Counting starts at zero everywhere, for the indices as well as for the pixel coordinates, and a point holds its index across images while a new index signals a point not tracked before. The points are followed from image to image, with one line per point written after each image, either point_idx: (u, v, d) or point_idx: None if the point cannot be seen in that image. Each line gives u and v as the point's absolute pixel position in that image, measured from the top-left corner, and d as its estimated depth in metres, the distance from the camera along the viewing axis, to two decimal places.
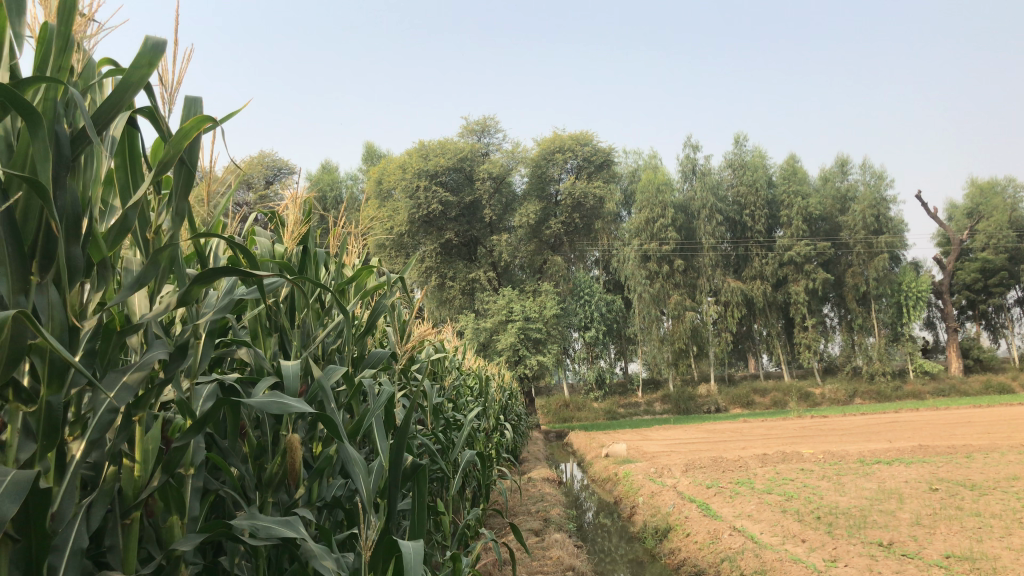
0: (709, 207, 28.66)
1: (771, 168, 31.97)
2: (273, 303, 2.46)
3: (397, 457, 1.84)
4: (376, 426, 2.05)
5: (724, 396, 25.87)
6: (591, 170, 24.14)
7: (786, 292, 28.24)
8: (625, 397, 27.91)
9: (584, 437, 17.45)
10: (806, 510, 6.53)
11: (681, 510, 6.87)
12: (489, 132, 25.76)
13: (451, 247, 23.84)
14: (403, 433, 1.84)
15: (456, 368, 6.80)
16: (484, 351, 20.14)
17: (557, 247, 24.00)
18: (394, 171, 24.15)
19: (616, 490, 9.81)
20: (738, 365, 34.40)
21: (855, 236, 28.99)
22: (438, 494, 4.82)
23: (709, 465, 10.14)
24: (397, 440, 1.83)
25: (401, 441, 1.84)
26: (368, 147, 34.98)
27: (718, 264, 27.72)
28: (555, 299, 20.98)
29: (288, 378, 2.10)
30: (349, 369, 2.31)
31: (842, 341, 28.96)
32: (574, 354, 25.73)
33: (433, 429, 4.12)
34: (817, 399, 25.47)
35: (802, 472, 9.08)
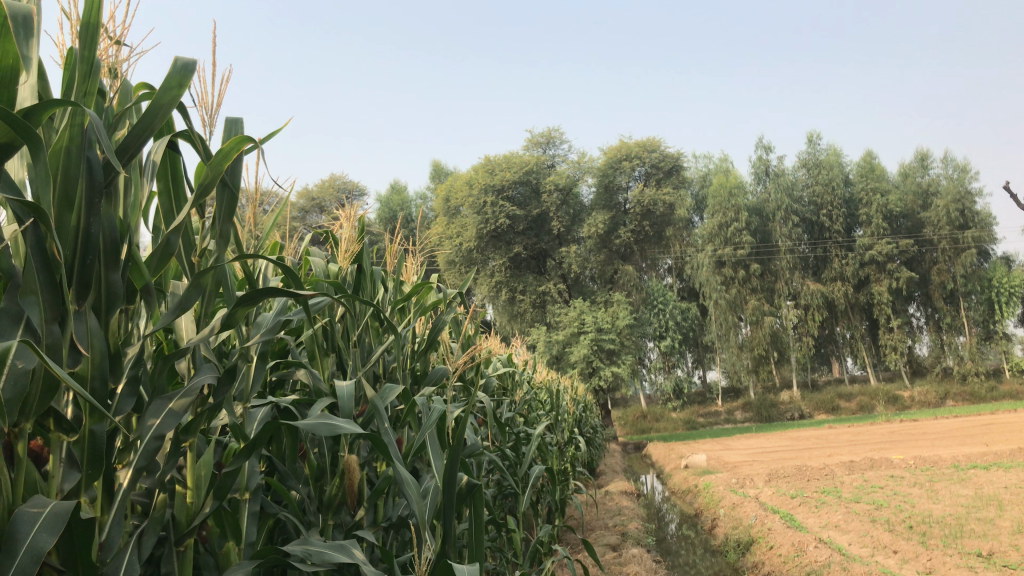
0: (783, 209, 28.05)
1: (847, 165, 31.12)
2: (328, 323, 2.44)
3: (450, 478, 1.79)
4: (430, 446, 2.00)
5: (808, 402, 25.16)
6: (660, 177, 23.81)
7: (868, 293, 27.37)
8: (704, 406, 27.44)
9: (663, 448, 17.18)
10: (896, 519, 6.24)
11: (764, 522, 6.65)
12: (555, 144, 25.83)
13: (521, 261, 23.84)
14: (455, 451, 1.79)
15: (527, 383, 6.76)
16: (558, 365, 20.07)
17: (628, 256, 23.78)
18: (461, 187, 24.37)
19: (696, 502, 9.61)
20: (821, 370, 33.45)
21: (940, 232, 27.97)
22: (511, 511, 4.77)
23: (793, 474, 9.84)
24: (450, 460, 1.78)
25: (453, 461, 1.79)
26: (437, 165, 35.40)
27: (795, 267, 27.08)
28: (628, 308, 20.79)
29: (342, 399, 2.07)
30: (406, 388, 2.26)
31: (930, 342, 27.89)
32: (649, 364, 25.39)
33: (500, 445, 4.07)
34: (906, 402, 24.56)
35: (892, 479, 8.72)
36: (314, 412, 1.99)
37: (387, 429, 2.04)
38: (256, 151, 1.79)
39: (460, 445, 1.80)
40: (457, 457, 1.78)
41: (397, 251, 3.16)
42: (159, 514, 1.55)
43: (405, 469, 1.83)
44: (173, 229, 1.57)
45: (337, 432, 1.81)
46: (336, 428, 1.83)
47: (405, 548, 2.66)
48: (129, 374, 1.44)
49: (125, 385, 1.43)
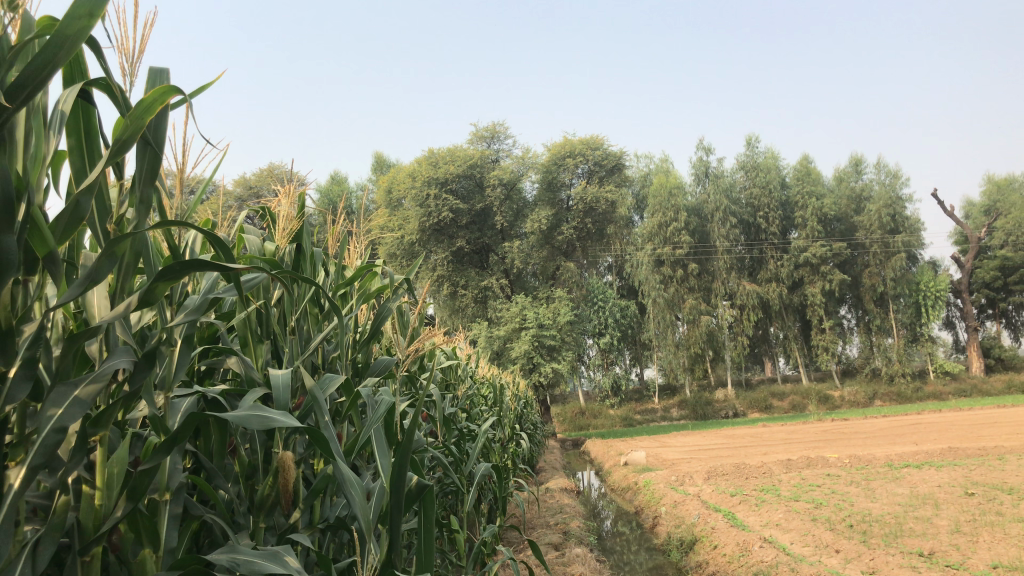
0: (723, 210, 28.39)
1: (785, 168, 31.58)
2: (263, 307, 2.24)
3: (399, 478, 1.61)
4: (375, 440, 1.81)
5: (742, 400, 25.51)
6: (603, 174, 23.77)
7: (802, 294, 27.84)
8: (641, 404, 27.62)
9: (602, 445, 17.17)
10: (837, 518, 6.25)
11: (707, 520, 6.60)
12: (499, 138, 25.60)
13: (463, 255, 23.59)
14: (407, 445, 1.61)
15: (469, 378, 6.58)
16: (498, 360, 19.97)
17: (569, 253, 23.73)
18: (403, 180, 24.05)
19: (636, 499, 9.55)
20: (755, 369, 33.99)
21: (871, 236, 28.63)
22: (453, 510, 4.59)
23: (732, 472, 9.86)
24: (399, 455, 1.60)
25: (403, 458, 1.60)
26: (378, 156, 34.89)
27: (733, 268, 27.41)
28: (569, 305, 20.74)
29: (277, 390, 1.87)
30: (349, 378, 2.06)
31: (860, 343, 28.58)
32: (588, 361, 25.44)
33: (444, 442, 3.90)
34: (837, 402, 25.12)
35: (829, 477, 8.78)
36: (246, 402, 1.79)
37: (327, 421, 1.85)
38: (186, 107, 1.58)
39: (411, 438, 1.62)
40: (409, 453, 1.60)
41: (340, 234, 2.98)
42: (60, 520, 1.35)
43: (348, 467, 1.64)
44: (84, 189, 1.36)
45: (270, 425, 1.60)
46: (269, 421, 1.63)
47: (343, 552, 2.47)
48: (25, 356, 1.23)
49: (19, 368, 1.22)
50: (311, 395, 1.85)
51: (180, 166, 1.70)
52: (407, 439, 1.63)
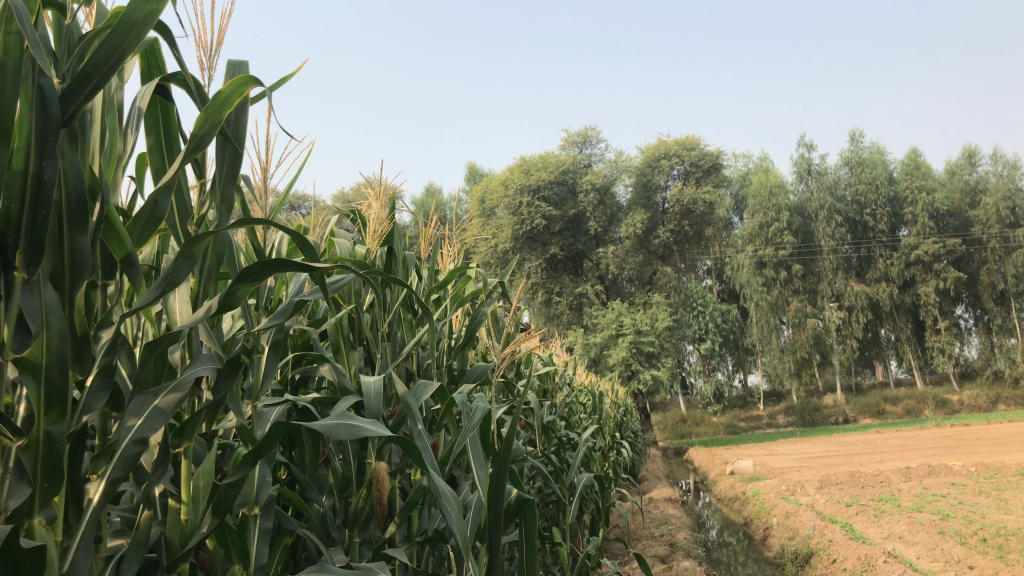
0: (827, 209, 27.48)
1: (892, 163, 30.28)
2: (354, 311, 2.16)
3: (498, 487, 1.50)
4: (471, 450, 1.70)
5: (852, 406, 24.49)
6: (699, 176, 23.26)
7: (914, 294, 26.60)
8: (745, 411, 26.87)
9: (705, 453, 16.74)
10: (967, 531, 5.82)
11: (823, 532, 6.26)
12: (591, 143, 25.48)
13: (558, 262, 23.51)
14: (505, 456, 1.48)
15: (567, 385, 6.45)
16: (596, 367, 19.77)
17: (666, 257, 23.30)
18: (497, 188, 24.19)
19: (744, 509, 9.22)
20: (865, 374, 32.68)
21: (988, 231, 27.23)
22: (555, 521, 4.48)
23: (847, 481, 9.40)
24: (497, 465, 1.48)
25: (501, 468, 1.48)
26: (471, 166, 35.22)
27: (839, 268, 26.42)
28: (667, 310, 20.36)
29: (369, 397, 1.78)
30: (443, 386, 1.96)
31: (979, 344, 27.10)
32: (689, 368, 24.97)
33: (545, 450, 3.79)
34: (955, 406, 23.80)
35: (954, 486, 8.25)
36: (337, 411, 1.71)
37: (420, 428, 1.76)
38: (267, 99, 1.51)
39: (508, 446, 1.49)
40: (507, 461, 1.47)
41: (433, 235, 2.87)
42: (144, 536, 1.27)
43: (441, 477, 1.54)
44: (161, 188, 1.29)
45: (358, 435, 1.49)
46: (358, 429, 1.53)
47: (441, 565, 2.37)
48: (104, 362, 1.16)
49: (96, 376, 1.14)
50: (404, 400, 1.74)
51: (263, 166, 1.64)
52: (504, 448, 1.50)
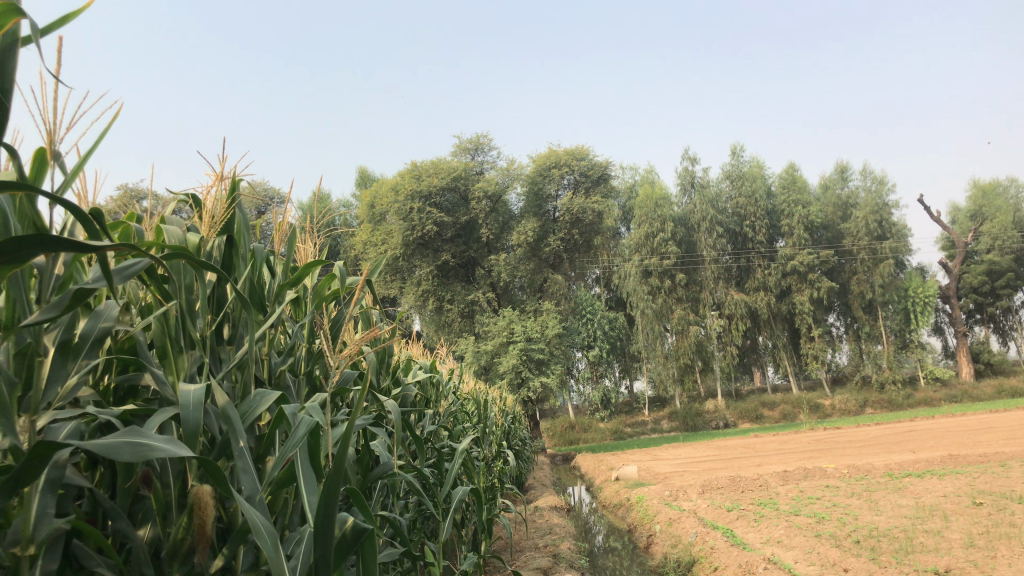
0: (709, 219, 28.04)
1: (771, 177, 31.17)
2: (179, 306, 1.89)
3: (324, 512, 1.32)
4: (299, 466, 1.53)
5: (732, 410, 25.18)
6: (589, 185, 23.30)
7: (790, 302, 27.62)
8: (632, 417, 27.24)
9: (592, 459, 16.77)
10: (842, 533, 5.90)
11: (705, 539, 6.23)
12: (483, 149, 25.18)
13: (448, 268, 23.25)
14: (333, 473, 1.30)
15: (451, 392, 6.22)
16: (486, 375, 19.56)
17: (556, 265, 23.35)
18: (386, 193, 23.64)
19: (628, 516, 9.18)
20: (744, 379, 33.75)
21: (858, 243, 28.34)
22: (431, 537, 4.24)
23: (728, 485, 9.51)
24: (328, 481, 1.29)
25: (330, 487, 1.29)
26: (360, 169, 34.45)
27: (720, 277, 27.09)
28: (557, 318, 20.37)
29: (186, 407, 1.52)
30: (280, 401, 1.74)
31: (849, 350, 28.38)
32: (577, 375, 25.18)
33: (418, 462, 3.55)
34: (827, 410, 24.78)
35: (828, 489, 8.45)
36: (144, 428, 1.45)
37: (242, 446, 1.59)
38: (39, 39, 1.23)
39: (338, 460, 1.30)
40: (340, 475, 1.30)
41: (287, 226, 2.59)
42: None
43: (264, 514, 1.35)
44: None
45: (148, 454, 1.26)
46: (153, 449, 1.30)
47: None
48: None
49: None
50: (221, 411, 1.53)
51: (49, 126, 1.38)
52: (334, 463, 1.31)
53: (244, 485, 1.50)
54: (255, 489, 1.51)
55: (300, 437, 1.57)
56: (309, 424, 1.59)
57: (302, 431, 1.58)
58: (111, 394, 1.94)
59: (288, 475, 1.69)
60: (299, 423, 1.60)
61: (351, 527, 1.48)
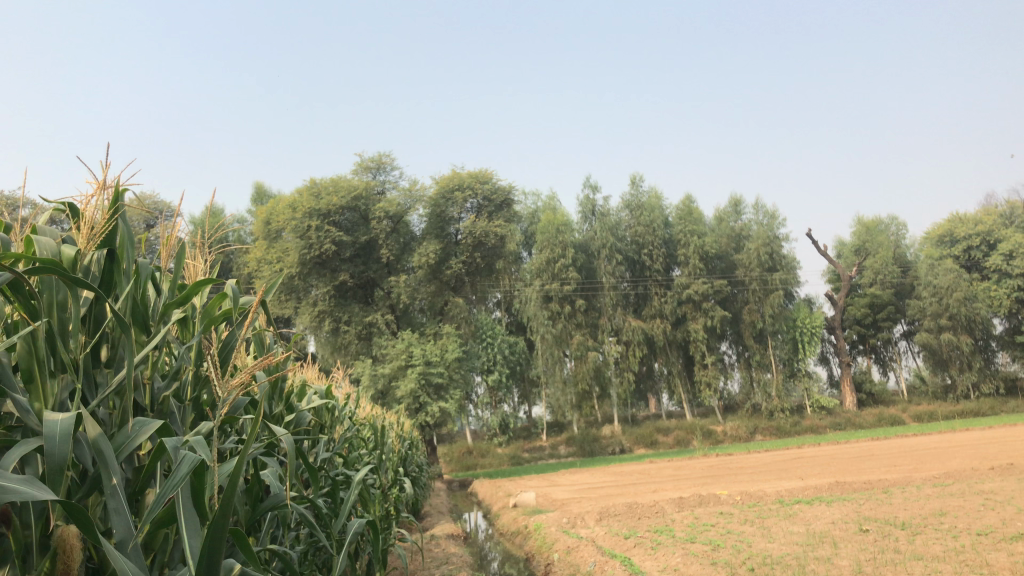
0: (609, 247, 28.46)
1: (668, 207, 31.90)
2: (48, 325, 1.71)
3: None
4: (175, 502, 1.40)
5: (628, 436, 25.51)
6: (492, 209, 23.32)
7: (685, 330, 28.27)
8: (529, 441, 27.25)
9: (490, 485, 16.65)
10: (737, 560, 5.98)
11: (604, 568, 6.20)
12: (385, 169, 24.88)
13: (347, 289, 22.82)
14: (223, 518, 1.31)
15: (348, 418, 6.02)
16: (383, 400, 19.20)
17: (457, 288, 23.22)
18: (283, 210, 23.06)
19: (526, 544, 9.09)
20: (640, 405, 34.32)
21: (750, 274, 29.06)
22: (324, 570, 4.06)
23: (625, 512, 9.56)
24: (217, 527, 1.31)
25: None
26: (258, 185, 33.56)
27: (619, 304, 27.50)
28: (457, 341, 20.23)
29: (50, 440, 1.36)
30: (161, 433, 1.59)
31: (741, 378, 29.25)
32: (476, 399, 25.06)
33: (312, 494, 3.38)
34: (719, 437, 25.41)
35: (723, 516, 8.59)
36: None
37: (115, 484, 1.45)
38: None
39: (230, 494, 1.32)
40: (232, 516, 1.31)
41: (176, 240, 2.42)
42: None
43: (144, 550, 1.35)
44: None
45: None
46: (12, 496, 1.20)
47: None
48: None
49: None
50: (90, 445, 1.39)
51: None
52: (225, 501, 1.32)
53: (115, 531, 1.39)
54: (129, 535, 1.43)
55: (180, 477, 1.42)
56: (192, 462, 1.45)
57: (185, 468, 1.44)
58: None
59: (168, 512, 1.56)
60: (182, 459, 1.45)
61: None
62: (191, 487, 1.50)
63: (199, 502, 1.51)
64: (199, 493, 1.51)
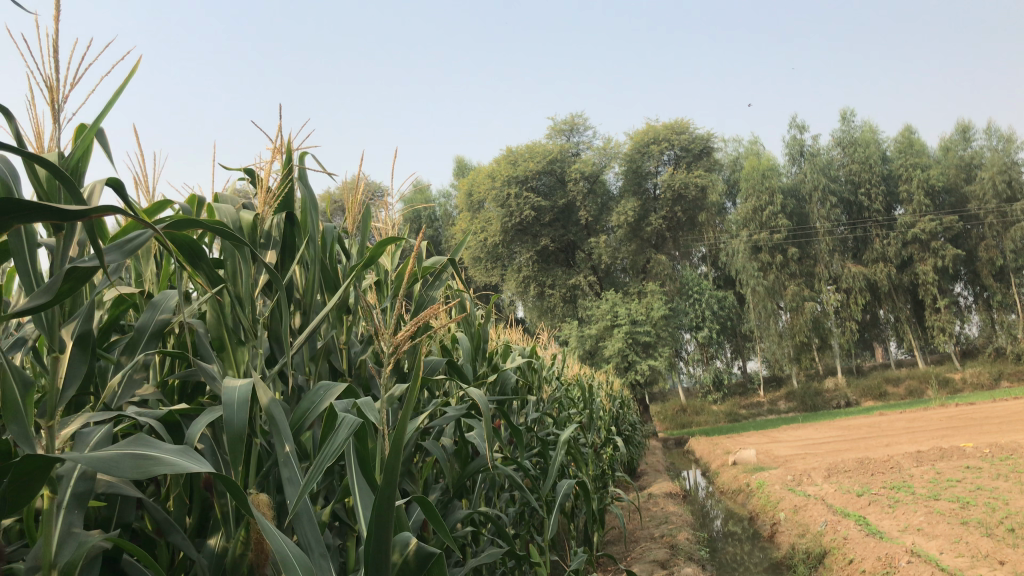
0: (820, 189, 26.84)
1: (885, 141, 29.57)
2: (230, 291, 1.69)
3: (386, 520, 1.22)
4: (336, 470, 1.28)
5: (854, 389, 24.05)
6: (690, 159, 22.51)
7: (912, 273, 26.10)
8: (746, 398, 26.42)
9: (707, 443, 16.25)
10: (992, 520, 5.35)
11: (836, 529, 5.78)
12: (579, 130, 24.74)
13: (549, 254, 23.02)
14: (388, 478, 1.18)
15: (554, 377, 5.98)
16: (592, 360, 19.29)
17: (660, 245, 22.67)
18: (483, 181, 23.63)
19: (749, 503, 8.73)
20: (865, 355, 32.29)
21: (985, 207, 26.59)
22: (538, 533, 4.01)
23: (855, 467, 8.94)
24: (383, 488, 1.18)
25: (389, 494, 1.20)
26: (460, 159, 34.62)
27: (835, 250, 25.87)
28: (662, 298, 19.82)
29: (227, 409, 1.30)
30: (337, 398, 1.52)
31: (980, 321, 26.72)
32: (687, 356, 24.56)
33: (518, 454, 3.31)
34: (958, 385, 23.31)
35: (970, 471, 7.80)
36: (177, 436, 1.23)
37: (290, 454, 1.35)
38: None
39: (402, 431, 1.20)
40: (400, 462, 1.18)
41: (364, 200, 2.35)
42: None
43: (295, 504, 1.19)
44: None
45: (152, 471, 1.05)
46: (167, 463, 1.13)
47: None
48: None
49: None
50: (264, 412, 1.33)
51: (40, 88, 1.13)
52: (390, 446, 1.19)
53: (290, 502, 1.25)
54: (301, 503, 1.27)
55: (342, 444, 1.30)
56: (351, 425, 1.32)
57: (348, 431, 1.33)
58: (179, 392, 1.81)
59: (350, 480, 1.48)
60: (341, 423, 1.34)
61: (414, 552, 1.35)
62: (355, 451, 1.40)
63: (369, 470, 1.42)
64: (367, 461, 1.40)
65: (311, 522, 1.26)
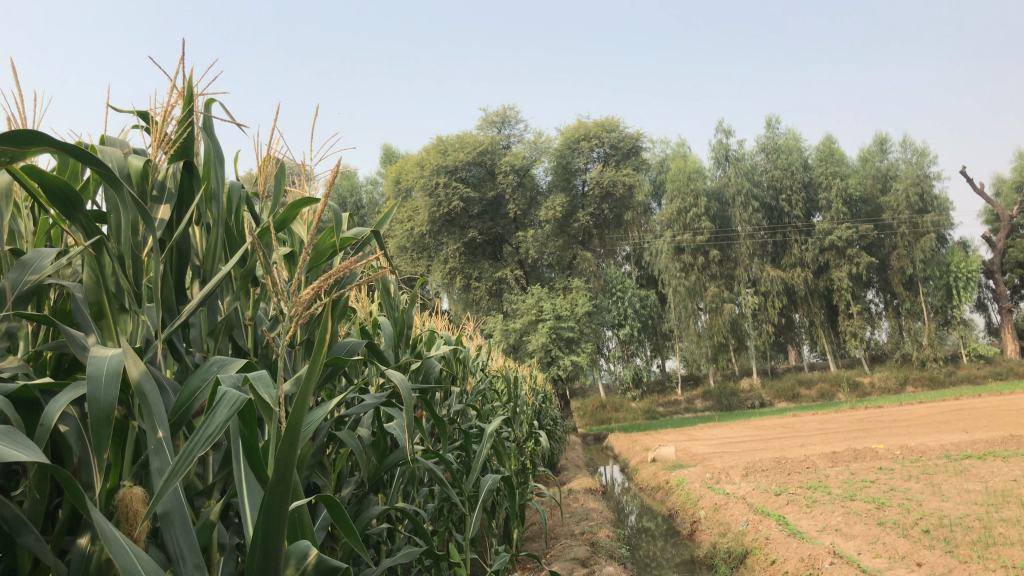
0: (743, 193, 27.36)
1: (807, 149, 30.23)
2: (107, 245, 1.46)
3: (274, 520, 1.06)
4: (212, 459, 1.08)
5: (769, 389, 24.57)
6: (619, 158, 22.56)
7: (828, 279, 26.74)
8: (664, 395, 26.74)
9: (625, 439, 16.30)
10: (908, 521, 5.39)
11: (757, 529, 5.75)
12: (510, 123, 24.49)
13: (476, 246, 22.81)
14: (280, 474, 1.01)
15: (478, 368, 5.77)
16: (515, 354, 19.18)
17: (586, 243, 22.69)
18: (411, 169, 23.27)
19: (668, 500, 8.71)
20: (779, 357, 33.06)
21: (898, 217, 27.44)
22: (456, 533, 3.80)
23: (773, 467, 9.01)
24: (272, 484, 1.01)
25: (281, 487, 1.03)
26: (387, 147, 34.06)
27: (755, 253, 26.35)
28: (587, 295, 19.79)
29: (92, 380, 1.09)
30: (227, 376, 1.31)
31: (889, 327, 27.57)
32: (608, 353, 24.66)
33: (438, 447, 3.09)
34: (867, 388, 24.00)
35: (882, 472, 7.92)
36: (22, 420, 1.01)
37: (163, 439, 1.14)
38: None
39: (296, 418, 1.02)
40: (295, 452, 1.02)
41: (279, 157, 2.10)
42: None
43: (158, 498, 1.01)
44: None
45: None
46: None
47: None
48: None
49: None
50: (135, 387, 1.12)
51: None
52: (282, 440, 1.01)
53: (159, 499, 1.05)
54: (176, 506, 1.08)
55: (225, 423, 1.09)
56: (236, 400, 1.12)
57: (230, 411, 1.13)
58: (52, 366, 1.55)
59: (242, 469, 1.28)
60: (221, 400, 1.13)
61: (313, 565, 1.15)
62: (241, 439, 1.21)
63: (259, 464, 1.23)
64: (254, 450, 1.20)
65: (185, 523, 1.08)
